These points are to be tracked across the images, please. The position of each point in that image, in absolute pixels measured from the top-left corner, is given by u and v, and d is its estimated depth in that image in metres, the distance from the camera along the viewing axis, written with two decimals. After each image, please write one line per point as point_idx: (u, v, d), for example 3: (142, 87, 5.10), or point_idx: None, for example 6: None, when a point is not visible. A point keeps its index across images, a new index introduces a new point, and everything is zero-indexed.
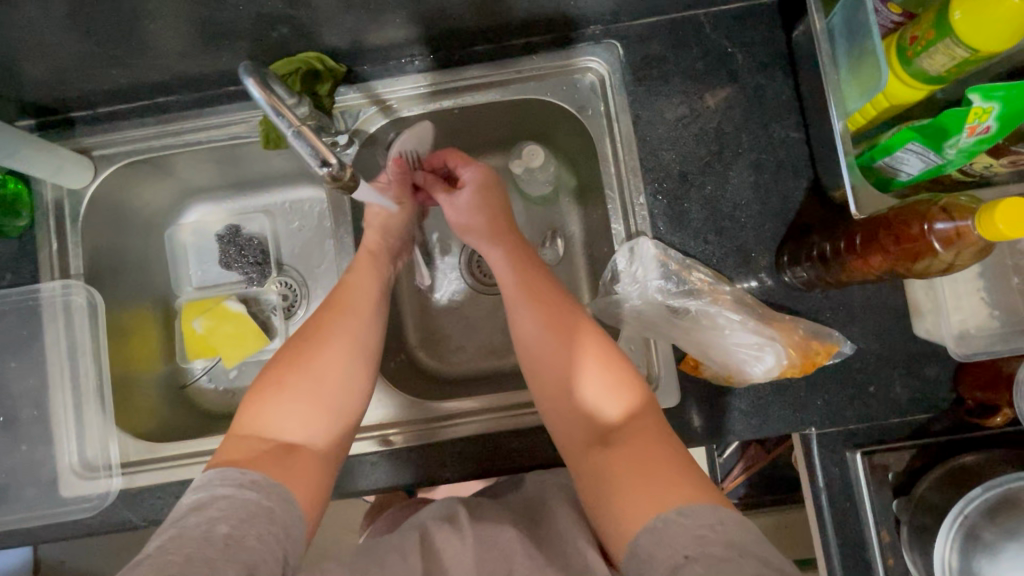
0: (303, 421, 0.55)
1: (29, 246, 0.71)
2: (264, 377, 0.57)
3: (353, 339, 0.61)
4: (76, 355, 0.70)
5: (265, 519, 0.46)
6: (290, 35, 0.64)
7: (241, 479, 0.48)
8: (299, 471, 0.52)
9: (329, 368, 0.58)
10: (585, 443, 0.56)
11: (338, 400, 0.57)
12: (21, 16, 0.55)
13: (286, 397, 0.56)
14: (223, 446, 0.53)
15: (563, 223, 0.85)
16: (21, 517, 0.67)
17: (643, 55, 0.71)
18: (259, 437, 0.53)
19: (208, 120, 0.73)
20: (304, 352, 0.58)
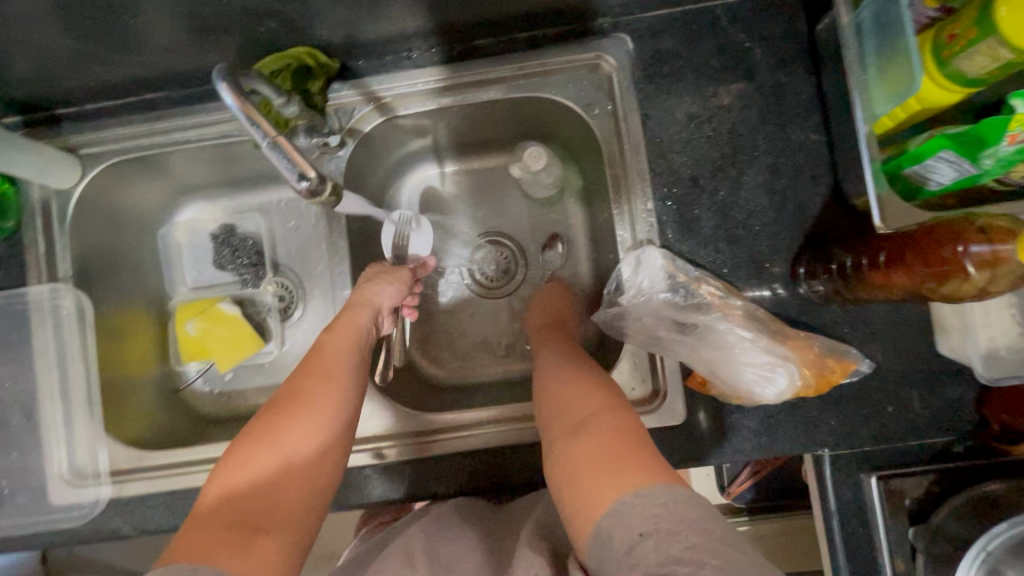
0: (269, 500, 0.49)
1: (17, 248, 0.70)
2: (230, 451, 0.52)
3: (330, 405, 0.56)
4: (65, 361, 0.69)
5: None
6: (279, 30, 0.61)
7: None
8: (261, 555, 0.46)
9: (301, 436, 0.53)
10: (561, 444, 0.52)
11: (310, 471, 0.52)
12: None
13: (252, 471, 0.50)
14: (177, 535, 0.47)
15: (568, 226, 0.82)
16: (12, 524, 0.66)
17: (654, 50, 0.66)
18: (217, 523, 0.47)
19: (198, 118, 0.70)
20: (275, 420, 0.53)
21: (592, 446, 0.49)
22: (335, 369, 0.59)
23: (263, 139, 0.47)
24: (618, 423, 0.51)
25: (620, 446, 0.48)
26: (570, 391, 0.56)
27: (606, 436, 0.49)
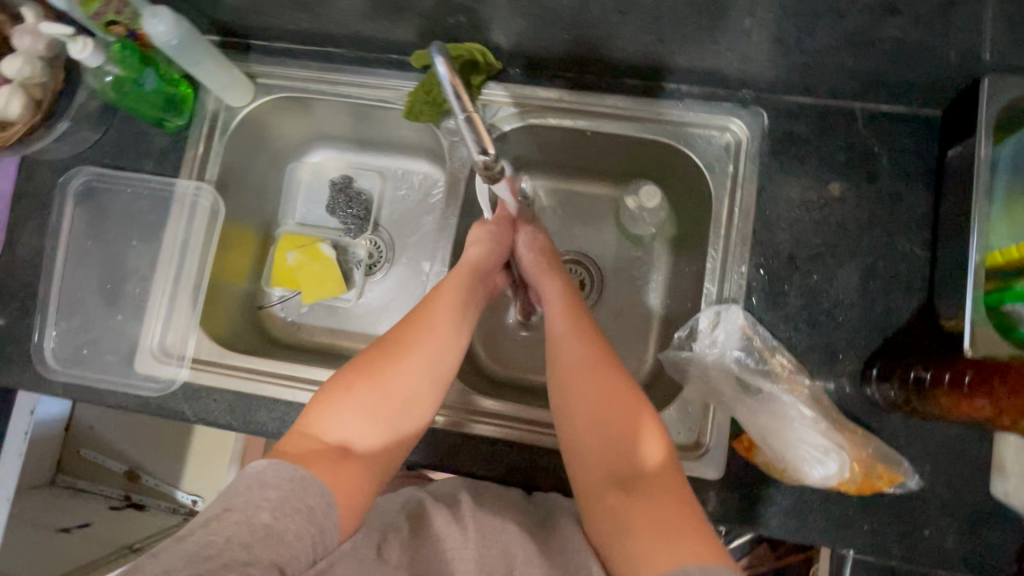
0: (359, 430, 0.57)
1: (177, 145, 0.78)
2: (338, 375, 0.60)
3: (429, 359, 0.62)
4: (184, 254, 0.76)
5: (305, 519, 0.49)
6: (464, 24, 0.68)
7: (291, 475, 0.51)
8: (343, 476, 0.54)
9: (397, 383, 0.60)
10: (601, 482, 0.56)
11: (397, 417, 0.59)
12: None
13: (350, 400, 0.58)
14: (286, 437, 0.56)
15: (648, 267, 0.86)
16: (97, 378, 0.73)
17: (786, 131, 0.71)
18: (315, 439, 0.56)
19: (365, 79, 0.79)
20: (386, 361, 0.61)
21: (643, 505, 0.53)
22: (442, 323, 0.65)
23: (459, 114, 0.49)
24: (673, 486, 0.54)
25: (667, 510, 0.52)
26: (606, 409, 0.59)
27: (659, 501, 0.53)
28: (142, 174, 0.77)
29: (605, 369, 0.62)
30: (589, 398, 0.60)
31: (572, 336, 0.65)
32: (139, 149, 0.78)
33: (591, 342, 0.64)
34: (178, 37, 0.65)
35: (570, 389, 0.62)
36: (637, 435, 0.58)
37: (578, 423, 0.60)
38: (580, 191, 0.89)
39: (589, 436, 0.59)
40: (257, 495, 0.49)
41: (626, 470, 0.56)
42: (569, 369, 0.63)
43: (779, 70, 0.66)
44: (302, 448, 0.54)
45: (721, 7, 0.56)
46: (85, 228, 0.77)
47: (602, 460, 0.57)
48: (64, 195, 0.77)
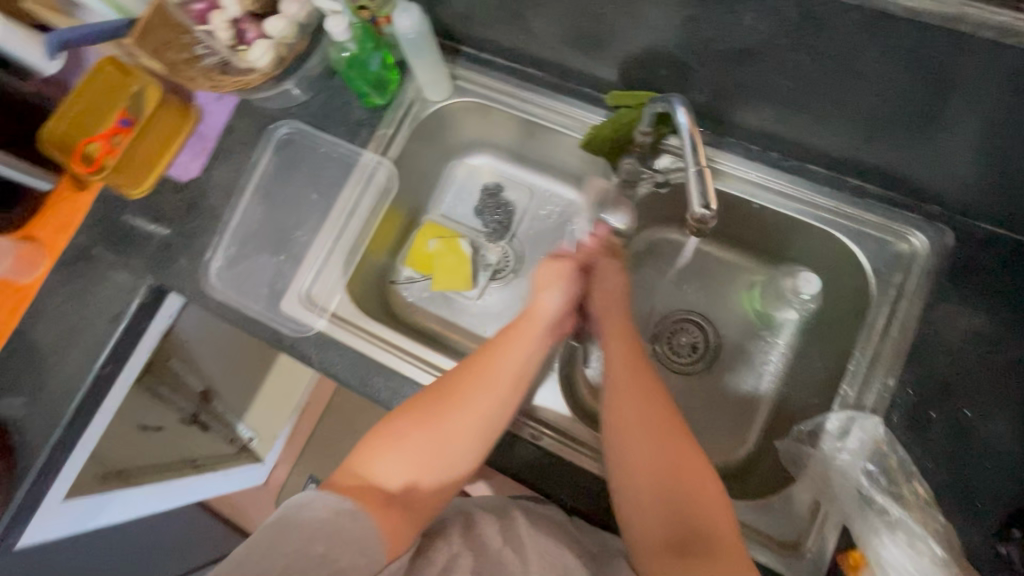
0: (406, 474, 0.59)
1: (371, 120, 0.85)
2: (387, 417, 0.62)
3: (475, 405, 0.62)
4: (351, 215, 0.84)
5: (354, 550, 0.52)
6: (669, 79, 0.71)
7: (336, 510, 0.54)
8: (388, 518, 0.56)
9: (441, 428, 0.61)
10: (659, 551, 0.56)
11: (445, 456, 0.61)
12: None
13: (398, 443, 0.60)
14: (339, 476, 0.60)
15: (775, 353, 0.84)
16: (248, 305, 0.81)
17: (968, 256, 0.68)
18: (364, 481, 0.59)
19: (554, 104, 0.83)
20: (431, 405, 0.62)
21: None
22: (491, 369, 0.64)
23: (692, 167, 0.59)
24: (741, 569, 0.53)
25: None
26: (655, 487, 0.58)
27: None
28: (336, 139, 0.85)
29: (659, 433, 0.60)
30: (638, 461, 0.59)
31: (627, 391, 0.63)
32: (339, 116, 0.86)
33: (647, 400, 0.62)
34: (417, 31, 0.72)
35: (620, 448, 0.61)
36: (693, 516, 0.56)
37: (630, 486, 0.59)
38: (720, 259, 0.88)
39: (642, 497, 0.58)
40: (312, 522, 0.53)
41: (684, 555, 0.54)
42: (622, 429, 0.61)
43: (982, 195, 0.64)
44: (351, 486, 0.58)
45: (932, 115, 0.57)
46: (278, 169, 0.87)
47: (659, 531, 0.57)
48: (268, 139, 0.86)
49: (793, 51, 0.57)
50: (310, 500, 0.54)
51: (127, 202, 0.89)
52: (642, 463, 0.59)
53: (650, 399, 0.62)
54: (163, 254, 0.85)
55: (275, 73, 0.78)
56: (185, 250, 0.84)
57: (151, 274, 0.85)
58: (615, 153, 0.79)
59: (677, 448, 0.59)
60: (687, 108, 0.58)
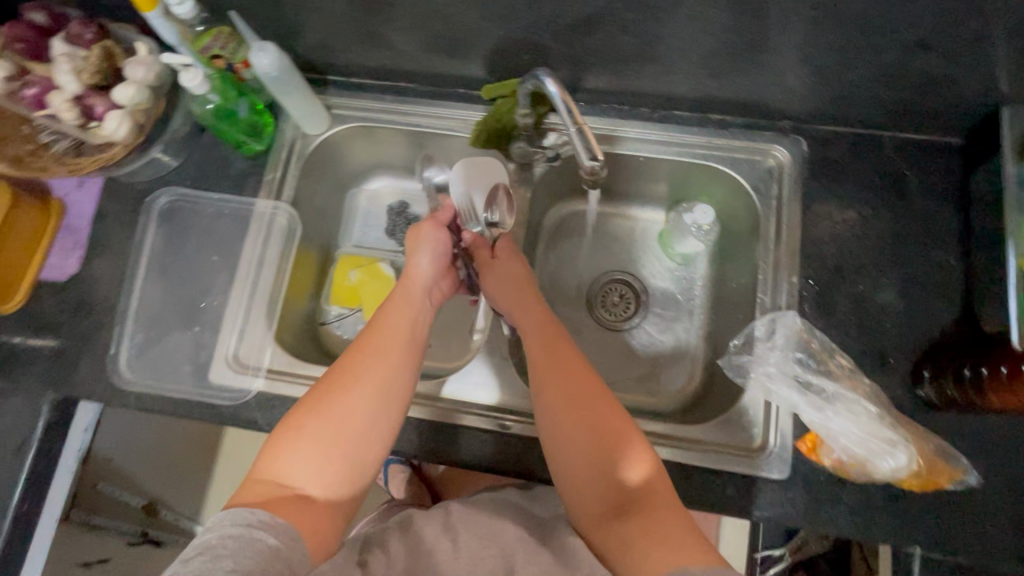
0: (319, 472, 0.57)
1: (256, 168, 0.82)
2: (286, 416, 0.60)
3: (375, 382, 0.62)
4: (259, 267, 0.81)
5: (267, 557, 0.49)
6: (533, 62, 0.75)
7: (247, 520, 0.50)
8: (306, 518, 0.54)
9: (343, 411, 0.59)
10: (598, 511, 0.58)
11: (355, 448, 0.59)
12: None
13: (302, 440, 0.58)
14: (241, 488, 0.56)
15: (695, 288, 0.91)
16: (173, 387, 0.75)
17: (824, 156, 0.78)
18: (274, 484, 0.56)
19: (434, 110, 0.85)
20: (330, 395, 0.60)
21: (643, 525, 0.54)
22: (385, 344, 0.65)
23: (571, 126, 0.65)
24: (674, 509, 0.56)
25: (652, 513, 0.55)
26: (583, 442, 0.61)
27: (659, 520, 0.54)
28: (225, 196, 0.82)
29: (585, 396, 0.63)
30: (569, 426, 0.62)
31: (546, 366, 0.67)
32: (220, 173, 0.82)
33: (568, 366, 0.66)
34: (279, 68, 0.71)
35: (553, 419, 0.63)
36: (615, 443, 0.60)
37: (565, 455, 0.61)
38: (626, 216, 0.95)
39: (575, 460, 0.61)
40: (215, 548, 0.48)
41: (606, 476, 0.59)
42: (553, 400, 0.64)
43: (818, 100, 0.74)
44: (260, 496, 0.54)
45: (754, 42, 0.65)
46: (168, 240, 0.82)
47: (594, 489, 0.59)
48: (149, 214, 0.81)
49: (629, 11, 0.63)
50: (213, 528, 0.50)
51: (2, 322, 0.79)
52: (566, 412, 0.63)
53: (571, 365, 0.66)
54: (59, 365, 0.77)
55: (139, 141, 0.74)
56: (85, 352, 0.77)
57: (51, 390, 0.77)
58: (506, 140, 0.83)
59: (602, 408, 0.62)
60: (554, 79, 0.63)
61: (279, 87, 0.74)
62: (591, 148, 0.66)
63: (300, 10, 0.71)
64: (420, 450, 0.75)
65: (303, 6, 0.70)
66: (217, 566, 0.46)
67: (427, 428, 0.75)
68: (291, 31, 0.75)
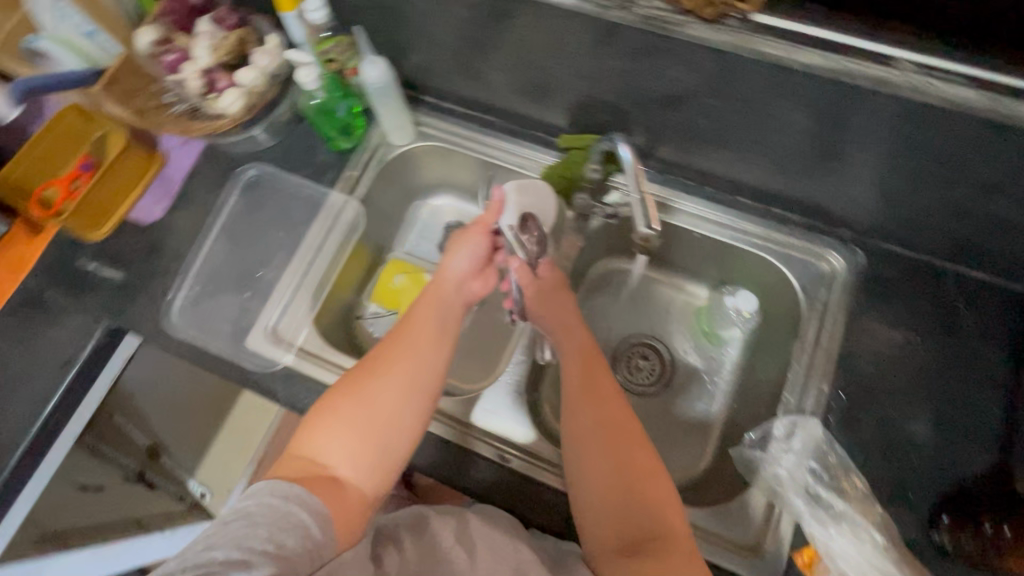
0: (352, 450, 0.63)
1: (338, 163, 0.89)
2: (321, 402, 0.66)
3: (405, 373, 0.67)
4: (317, 252, 0.86)
5: (298, 532, 0.53)
6: (614, 123, 0.79)
7: (285, 492, 0.56)
8: (336, 499, 0.58)
9: (377, 399, 0.65)
10: (619, 548, 0.59)
11: (387, 434, 0.64)
12: (450, 27, 0.74)
13: (338, 422, 0.63)
14: (281, 463, 0.62)
15: (722, 371, 0.91)
16: (212, 342, 0.80)
17: (879, 273, 0.77)
18: (311, 463, 0.61)
19: (510, 145, 0.89)
20: (364, 383, 0.66)
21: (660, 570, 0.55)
22: (417, 342, 0.70)
23: (634, 193, 0.67)
24: (690, 559, 0.57)
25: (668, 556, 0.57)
26: (609, 481, 0.63)
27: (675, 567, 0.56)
28: (303, 181, 0.88)
29: (616, 434, 0.66)
30: (591, 460, 0.65)
31: (579, 395, 0.70)
32: (305, 160, 0.89)
33: (605, 401, 0.68)
34: (385, 82, 0.78)
35: (579, 451, 0.66)
36: (632, 483, 0.63)
37: (588, 490, 0.64)
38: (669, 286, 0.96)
39: (599, 497, 0.63)
40: (250, 517, 0.53)
41: (622, 515, 0.61)
42: (583, 432, 0.67)
43: (884, 218, 0.74)
44: (298, 473, 0.60)
45: (831, 150, 0.67)
46: (246, 209, 0.89)
47: (619, 529, 0.61)
48: (235, 182, 0.89)
49: (715, 97, 0.66)
50: (251, 496, 0.55)
51: (86, 248, 0.88)
52: (593, 449, 0.65)
53: (607, 400, 0.69)
54: (122, 297, 0.84)
55: (245, 118, 0.82)
56: (148, 291, 0.84)
57: (111, 317, 0.84)
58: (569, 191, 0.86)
59: (631, 448, 0.65)
60: (629, 145, 0.65)
61: (380, 99, 0.81)
62: (648, 219, 0.71)
63: (416, 35, 0.78)
64: (420, 459, 0.77)
65: (420, 32, 0.77)
66: (253, 532, 0.51)
67: (433, 441, 0.77)
68: (402, 50, 0.82)
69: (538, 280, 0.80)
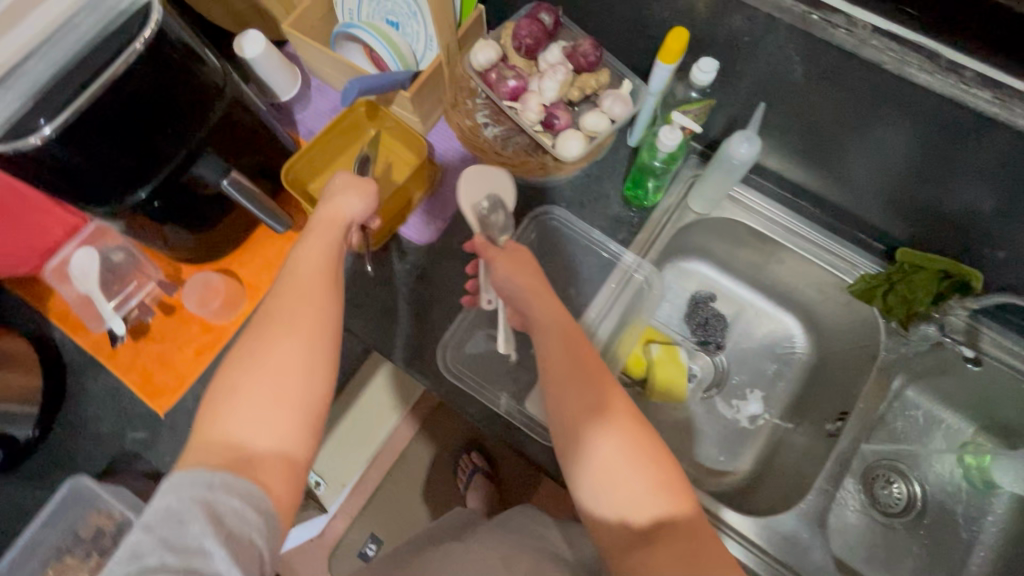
0: (285, 411, 0.45)
1: (634, 220, 0.81)
2: (211, 386, 0.47)
3: (308, 329, 0.49)
4: (605, 316, 0.78)
5: (235, 540, 0.39)
6: (987, 255, 0.70)
7: (205, 482, 0.40)
8: (275, 489, 0.43)
9: (283, 357, 0.47)
10: (625, 539, 0.48)
11: (302, 397, 0.46)
12: (851, 117, 0.65)
13: (240, 395, 0.45)
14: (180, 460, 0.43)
15: (983, 522, 0.83)
16: (492, 398, 0.75)
17: None
18: (223, 452, 0.43)
19: (825, 241, 0.82)
20: (254, 337, 0.48)
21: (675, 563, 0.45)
22: (299, 271, 0.53)
23: None
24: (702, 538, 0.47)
25: (682, 539, 0.47)
26: (578, 422, 0.52)
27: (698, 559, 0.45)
28: (591, 232, 0.79)
29: (612, 410, 0.52)
30: (592, 452, 0.50)
31: (550, 337, 0.59)
32: (598, 210, 0.81)
33: (593, 366, 0.56)
34: (750, 156, 0.69)
35: (573, 438, 0.52)
36: (600, 415, 0.52)
37: (574, 459, 0.51)
38: (940, 416, 0.88)
39: (575, 451, 0.52)
40: (150, 545, 0.37)
41: (574, 436, 0.52)
42: (570, 413, 0.53)
43: None
44: (207, 461, 0.42)
45: None
46: None
47: (623, 521, 0.48)
48: (528, 220, 0.79)
49: None
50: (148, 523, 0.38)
51: (349, 256, 0.81)
52: (565, 400, 0.54)
53: (594, 363, 0.56)
54: (391, 321, 0.79)
55: (578, 164, 0.73)
56: (418, 320, 0.79)
57: (372, 338, 0.78)
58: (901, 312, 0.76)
59: (609, 413, 0.52)
60: None
61: (727, 172, 0.73)
62: None
63: (797, 112, 0.70)
64: None
65: (807, 112, 0.69)
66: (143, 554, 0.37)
67: None
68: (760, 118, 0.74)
69: (505, 248, 0.66)
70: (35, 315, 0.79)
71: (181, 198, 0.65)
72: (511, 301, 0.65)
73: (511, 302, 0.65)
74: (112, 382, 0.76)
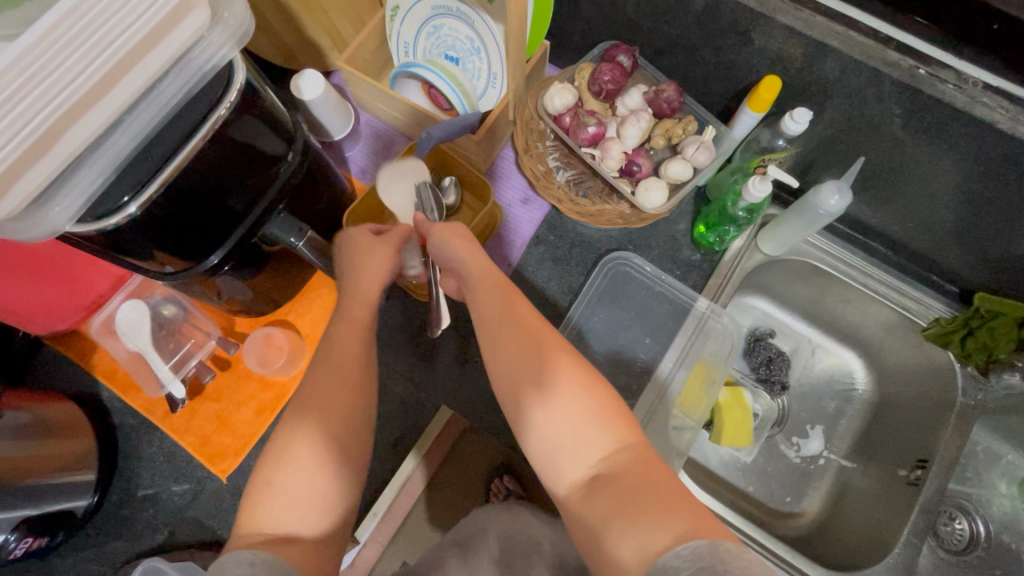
0: (325, 478, 0.48)
1: (704, 264, 0.80)
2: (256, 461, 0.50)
3: (347, 393, 0.53)
4: (680, 362, 0.79)
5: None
6: None
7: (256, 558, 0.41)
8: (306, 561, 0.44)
9: (327, 428, 0.51)
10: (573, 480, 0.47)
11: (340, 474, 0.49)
12: (938, 170, 0.64)
13: (282, 470, 0.48)
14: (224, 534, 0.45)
15: None
16: None
17: None
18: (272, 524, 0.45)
19: (893, 282, 0.81)
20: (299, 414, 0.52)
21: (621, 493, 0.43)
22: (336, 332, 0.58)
23: None
24: (649, 466, 0.46)
25: (628, 470, 0.45)
26: (513, 366, 0.52)
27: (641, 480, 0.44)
28: (663, 275, 0.79)
29: (548, 349, 0.52)
30: (533, 393, 0.50)
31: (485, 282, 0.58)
32: (669, 255, 0.80)
33: (524, 314, 0.55)
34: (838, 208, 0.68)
35: (513, 384, 0.51)
36: (534, 358, 0.51)
37: (516, 408, 0.50)
38: None
39: (515, 400, 0.51)
40: None
41: (512, 382, 0.51)
42: (507, 359, 0.52)
43: None
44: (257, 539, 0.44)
45: None
46: (601, 302, 0.79)
47: (571, 462, 0.47)
48: (602, 267, 0.78)
49: None
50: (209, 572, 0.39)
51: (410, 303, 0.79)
52: (500, 347, 0.53)
53: (524, 307, 0.56)
54: (458, 372, 0.77)
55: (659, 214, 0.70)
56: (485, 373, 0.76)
57: (438, 390, 0.76)
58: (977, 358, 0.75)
59: (545, 350, 0.52)
60: None
61: (808, 222, 0.72)
62: None
63: (880, 162, 0.69)
64: None
65: (890, 162, 0.68)
66: None
67: None
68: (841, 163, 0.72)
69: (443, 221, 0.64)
70: (81, 371, 0.75)
71: (251, 255, 0.61)
72: (450, 266, 0.63)
73: (448, 266, 0.63)
74: (168, 444, 0.74)
